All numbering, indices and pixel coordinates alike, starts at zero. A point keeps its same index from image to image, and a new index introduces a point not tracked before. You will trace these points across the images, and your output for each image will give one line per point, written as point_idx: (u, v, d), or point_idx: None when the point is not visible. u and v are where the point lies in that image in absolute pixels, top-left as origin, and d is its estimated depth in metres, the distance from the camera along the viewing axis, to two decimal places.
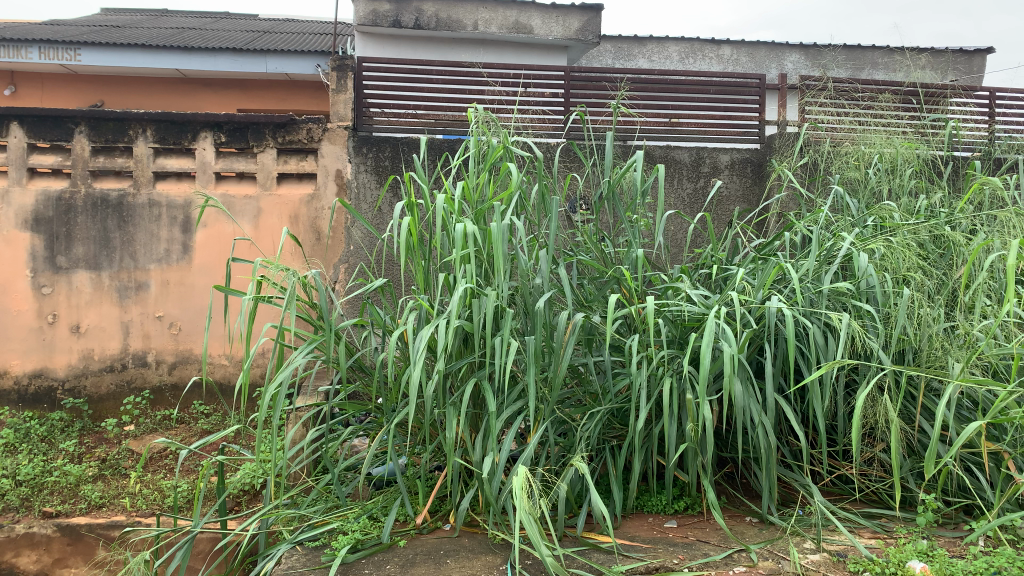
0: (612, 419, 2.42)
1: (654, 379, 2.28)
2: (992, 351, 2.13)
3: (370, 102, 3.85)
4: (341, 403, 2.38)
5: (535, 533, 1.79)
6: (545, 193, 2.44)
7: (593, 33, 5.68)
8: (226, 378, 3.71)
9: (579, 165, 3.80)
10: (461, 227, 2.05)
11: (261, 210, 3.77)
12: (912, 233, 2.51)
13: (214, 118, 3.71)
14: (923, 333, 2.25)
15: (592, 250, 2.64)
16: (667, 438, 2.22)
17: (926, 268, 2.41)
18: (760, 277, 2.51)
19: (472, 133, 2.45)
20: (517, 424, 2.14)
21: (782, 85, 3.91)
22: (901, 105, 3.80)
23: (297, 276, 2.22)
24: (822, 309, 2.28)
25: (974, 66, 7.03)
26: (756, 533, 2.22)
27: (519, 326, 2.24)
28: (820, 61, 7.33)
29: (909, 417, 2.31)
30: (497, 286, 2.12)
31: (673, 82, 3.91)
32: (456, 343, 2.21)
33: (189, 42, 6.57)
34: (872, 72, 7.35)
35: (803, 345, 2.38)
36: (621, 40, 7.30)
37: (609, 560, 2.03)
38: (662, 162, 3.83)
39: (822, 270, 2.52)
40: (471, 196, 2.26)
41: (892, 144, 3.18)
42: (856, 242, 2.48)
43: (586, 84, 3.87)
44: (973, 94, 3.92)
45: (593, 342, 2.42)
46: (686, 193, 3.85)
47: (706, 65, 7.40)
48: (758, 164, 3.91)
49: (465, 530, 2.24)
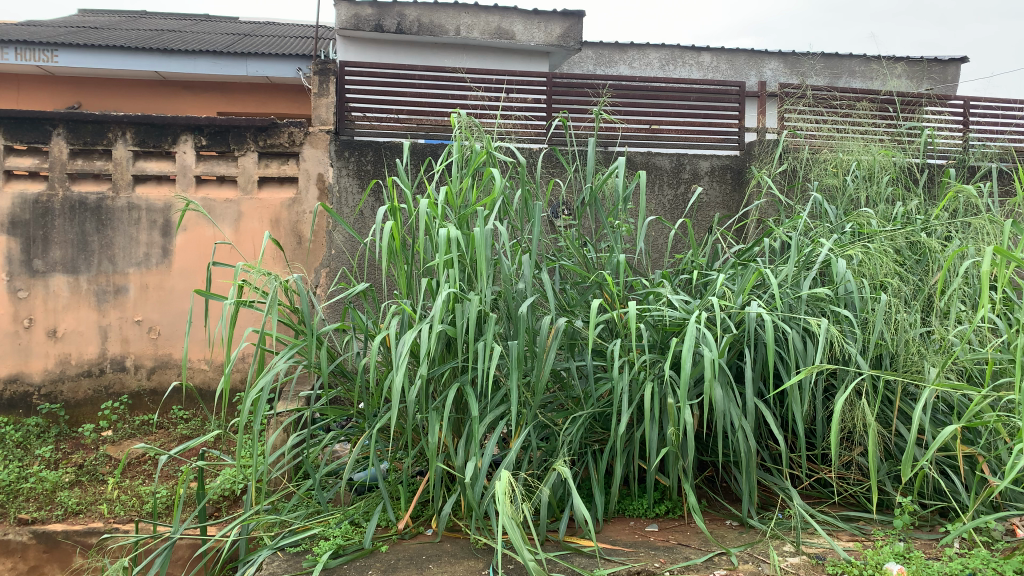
0: (593, 423, 2.42)
1: (635, 384, 2.30)
2: (967, 356, 2.16)
3: (351, 106, 3.84)
4: (322, 407, 2.37)
5: (517, 537, 1.79)
6: (528, 198, 2.44)
7: (574, 40, 5.67)
8: (206, 382, 3.68)
9: (561, 170, 3.81)
10: (443, 232, 2.06)
11: (242, 214, 3.75)
12: (889, 239, 2.55)
13: (194, 121, 3.69)
14: (900, 338, 2.29)
15: (573, 256, 2.65)
16: (649, 443, 2.23)
17: (902, 274, 2.45)
18: (739, 282, 2.53)
19: (455, 139, 2.44)
20: (500, 429, 2.14)
21: (761, 93, 3.95)
22: (877, 113, 3.84)
23: (279, 280, 2.20)
24: (801, 315, 2.31)
25: (949, 75, 7.14)
26: (736, 536, 2.24)
27: (501, 331, 2.25)
28: (798, 69, 7.42)
29: (885, 421, 2.35)
30: (480, 291, 2.12)
31: (653, 90, 3.93)
32: (439, 348, 2.21)
33: (168, 44, 6.52)
34: (849, 80, 7.45)
35: (783, 350, 2.40)
36: (602, 47, 7.32)
37: (592, 564, 2.04)
38: (642, 169, 3.86)
39: (800, 276, 2.55)
40: (454, 201, 2.25)
41: (869, 152, 3.22)
42: (834, 248, 2.51)
43: (567, 90, 3.89)
44: (947, 103, 3.97)
45: (575, 347, 2.43)
46: (666, 199, 3.88)
47: (686, 72, 7.47)
48: (737, 170, 3.93)
49: (447, 536, 2.24)
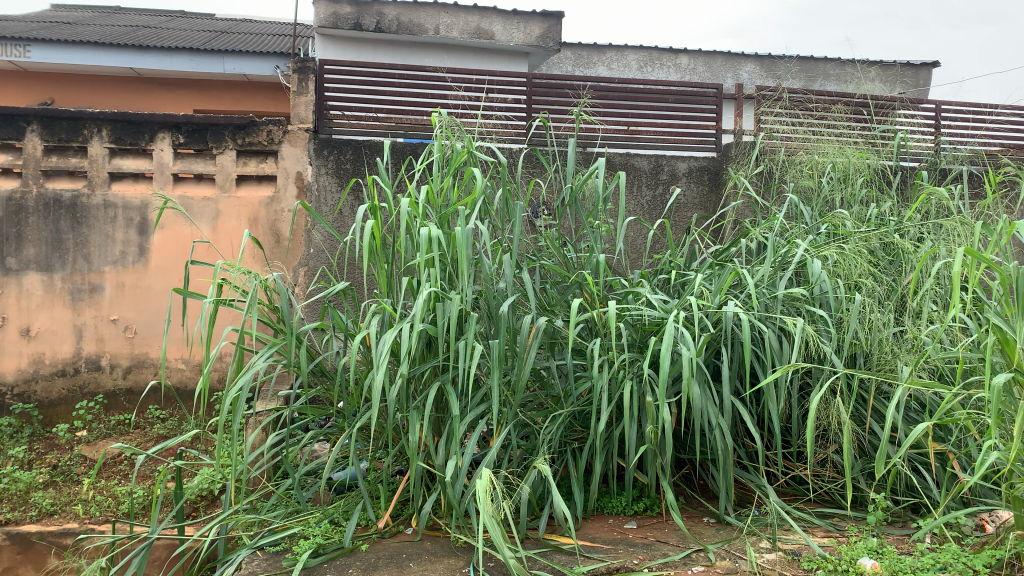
0: (573, 422, 2.44)
1: (615, 383, 2.32)
2: (938, 355, 2.21)
3: (330, 104, 3.83)
4: (302, 407, 2.37)
5: (497, 535, 1.80)
6: (509, 198, 2.45)
7: (553, 41, 5.67)
8: (183, 382, 3.65)
9: (541, 170, 3.83)
10: (424, 232, 2.06)
11: (220, 212, 3.73)
12: (863, 241, 2.60)
13: (171, 119, 3.65)
14: (874, 337, 2.33)
15: (553, 255, 2.67)
16: (628, 441, 2.25)
17: (876, 275, 2.49)
18: (717, 282, 2.57)
19: (436, 138, 2.44)
20: (480, 428, 2.15)
21: (738, 95, 3.99)
22: (852, 116, 3.90)
23: (259, 278, 2.20)
24: (777, 315, 2.34)
25: (921, 79, 7.26)
26: (714, 533, 2.27)
27: (482, 330, 2.25)
28: (774, 71, 7.51)
29: (860, 419, 2.39)
30: (461, 290, 2.13)
31: (631, 91, 3.96)
32: (420, 347, 2.21)
33: (143, 40, 6.45)
34: (824, 83, 7.55)
35: (760, 349, 2.44)
36: (581, 48, 7.34)
37: (571, 561, 2.06)
38: (621, 170, 3.88)
39: (777, 276, 2.58)
40: (435, 201, 2.26)
41: (844, 154, 3.27)
42: (809, 249, 2.55)
43: (547, 91, 3.90)
44: (919, 106, 4.04)
45: (555, 346, 2.45)
46: (645, 200, 3.91)
47: (664, 74, 7.53)
48: (714, 172, 3.98)
49: (427, 534, 2.24)
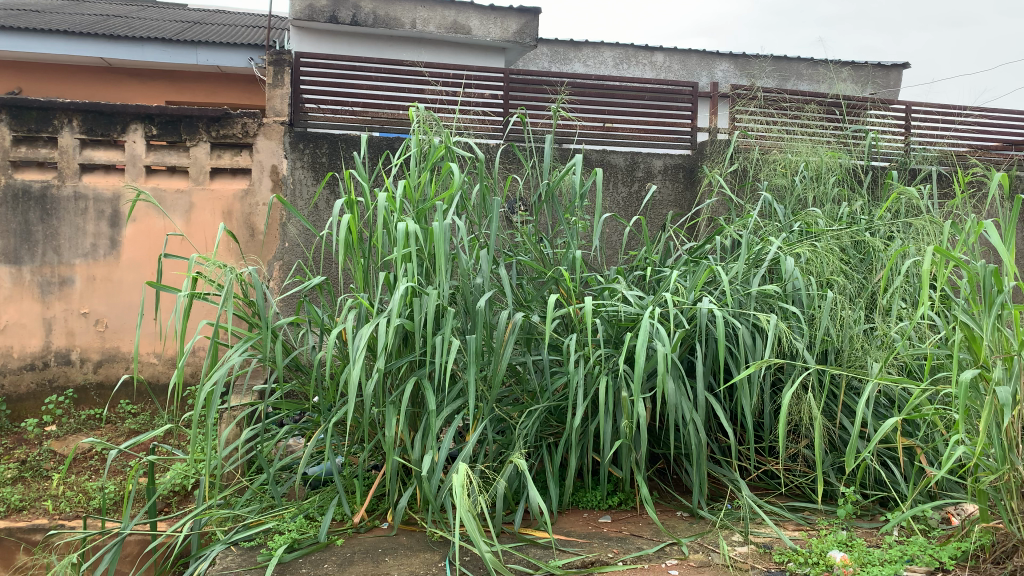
0: (549, 417, 2.45)
1: (590, 378, 2.34)
2: (907, 352, 2.25)
3: (306, 97, 3.80)
4: (277, 402, 2.35)
5: (474, 529, 1.81)
6: (486, 193, 2.46)
7: (530, 36, 5.72)
8: (155, 376, 3.61)
9: (518, 166, 3.84)
10: (401, 227, 2.06)
11: (194, 205, 3.69)
12: (835, 239, 2.64)
13: (144, 110, 3.60)
14: (844, 334, 2.37)
15: (530, 251, 2.67)
16: (604, 436, 2.27)
17: (847, 273, 2.53)
18: (691, 279, 2.59)
19: (413, 132, 2.44)
20: (456, 423, 2.16)
21: (713, 93, 4.01)
22: (824, 116, 3.95)
23: (234, 272, 2.18)
24: (750, 311, 2.37)
25: (891, 80, 7.37)
26: (687, 526, 2.30)
27: (459, 326, 2.26)
28: (748, 70, 7.59)
29: (830, 415, 2.43)
30: (438, 285, 2.13)
31: (607, 88, 3.98)
32: (396, 342, 2.21)
33: (114, 30, 6.35)
34: (797, 82, 7.64)
35: (733, 345, 2.47)
36: (557, 44, 7.36)
37: (546, 555, 2.07)
38: (598, 166, 3.90)
39: (750, 273, 2.61)
40: (412, 196, 2.25)
41: (816, 153, 3.31)
42: (782, 247, 2.59)
43: (524, 87, 3.90)
44: (890, 107, 4.09)
45: (532, 341, 2.46)
46: (621, 197, 3.93)
47: (639, 71, 7.57)
48: (689, 169, 4.00)
49: (403, 529, 2.24)
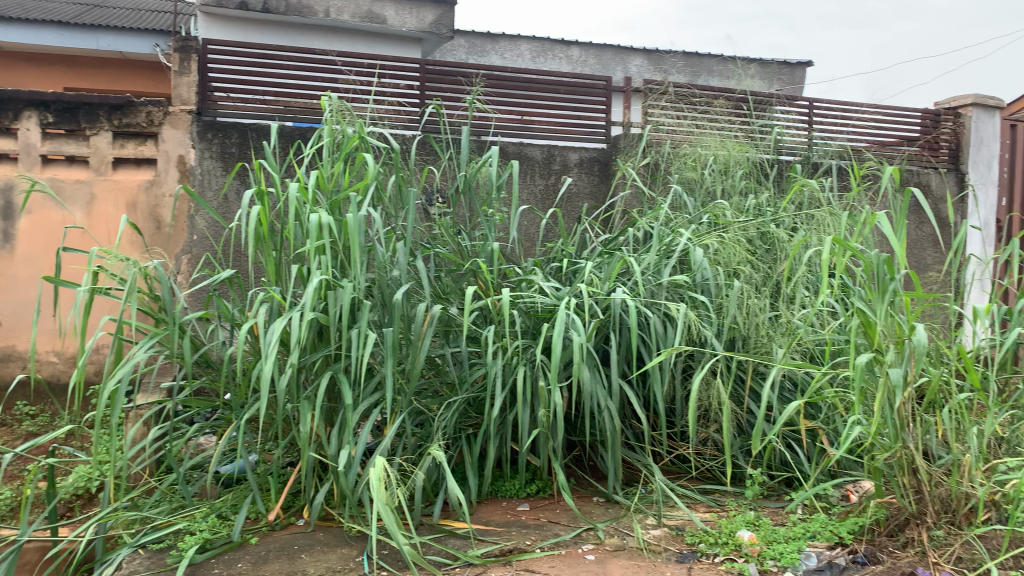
0: (468, 409, 2.46)
1: (508, 369, 2.35)
2: (808, 337, 2.36)
3: (214, 85, 3.67)
4: (186, 399, 2.29)
5: (392, 522, 1.81)
6: (402, 185, 2.44)
7: (446, 27, 5.70)
8: (55, 376, 3.45)
9: (434, 158, 3.81)
10: (314, 218, 2.03)
11: (95, 195, 3.54)
12: (741, 230, 2.76)
13: (39, 97, 3.43)
14: (751, 321, 2.47)
15: (448, 243, 2.66)
16: (521, 425, 2.30)
17: (753, 263, 2.64)
18: (606, 270, 2.64)
19: (325, 122, 2.39)
20: (374, 416, 2.15)
21: (626, 87, 4.03)
22: (732, 111, 4.07)
23: (138, 266, 2.10)
24: (662, 300, 2.45)
25: (796, 77, 7.66)
26: (602, 512, 2.35)
27: (375, 318, 2.24)
28: (661, 66, 7.76)
29: (738, 400, 2.52)
30: (353, 278, 2.11)
31: (523, 80, 3.98)
32: (311, 336, 2.17)
33: (6, 11, 6.02)
34: (708, 78, 7.86)
35: (646, 333, 2.52)
36: (474, 36, 7.35)
37: (465, 545, 2.09)
38: (515, 159, 3.93)
39: (662, 264, 2.68)
40: (325, 186, 2.21)
41: (725, 148, 3.43)
42: (691, 238, 2.68)
43: (440, 78, 3.88)
44: (794, 103, 4.20)
45: (449, 333, 2.46)
46: (538, 189, 3.96)
47: (556, 65, 7.64)
48: (604, 163, 4.07)
49: (320, 525, 2.21)
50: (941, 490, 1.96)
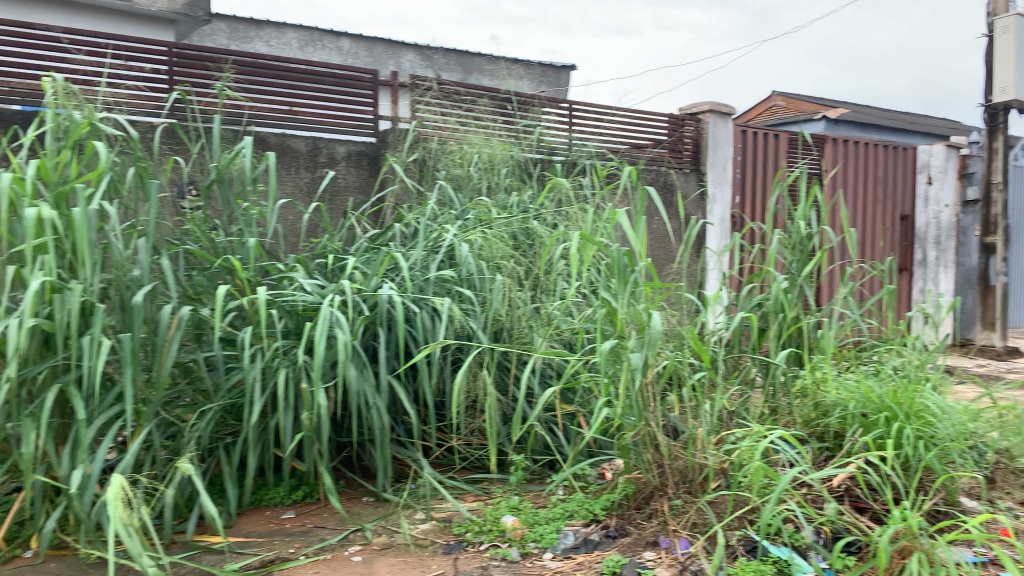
0: (226, 416, 2.32)
1: (269, 371, 2.25)
2: (563, 326, 2.49)
3: None
4: None
5: (132, 545, 1.66)
6: (144, 175, 2.25)
7: (202, 11, 5.54)
8: None
9: (184, 149, 3.49)
10: (32, 212, 1.81)
11: None
12: (505, 226, 2.84)
13: None
14: (514, 314, 2.55)
15: (200, 240, 2.49)
16: (283, 430, 2.21)
17: (516, 257, 2.73)
18: (372, 266, 2.61)
19: (47, 106, 2.15)
20: (113, 431, 1.96)
21: (392, 82, 4.05)
22: (496, 110, 4.18)
23: None
24: (428, 296, 2.45)
25: (560, 79, 8.07)
26: (371, 511, 2.33)
27: (113, 324, 2.04)
28: (432, 62, 7.84)
29: (503, 390, 2.59)
30: (84, 279, 1.91)
31: (284, 68, 3.81)
32: (34, 346, 1.93)
33: None
34: (479, 76, 8.05)
35: (412, 328, 2.52)
36: (236, 21, 6.97)
37: (221, 560, 1.97)
38: (276, 150, 3.75)
39: (428, 259, 2.69)
40: (49, 178, 1.98)
41: (489, 145, 3.52)
42: (457, 234, 2.72)
43: (190, 63, 3.60)
44: (557, 105, 4.42)
45: (202, 337, 2.30)
46: (302, 182, 3.83)
47: (325, 56, 7.46)
48: (373, 157, 4.02)
49: (51, 555, 1.99)
50: (679, 462, 2.16)
